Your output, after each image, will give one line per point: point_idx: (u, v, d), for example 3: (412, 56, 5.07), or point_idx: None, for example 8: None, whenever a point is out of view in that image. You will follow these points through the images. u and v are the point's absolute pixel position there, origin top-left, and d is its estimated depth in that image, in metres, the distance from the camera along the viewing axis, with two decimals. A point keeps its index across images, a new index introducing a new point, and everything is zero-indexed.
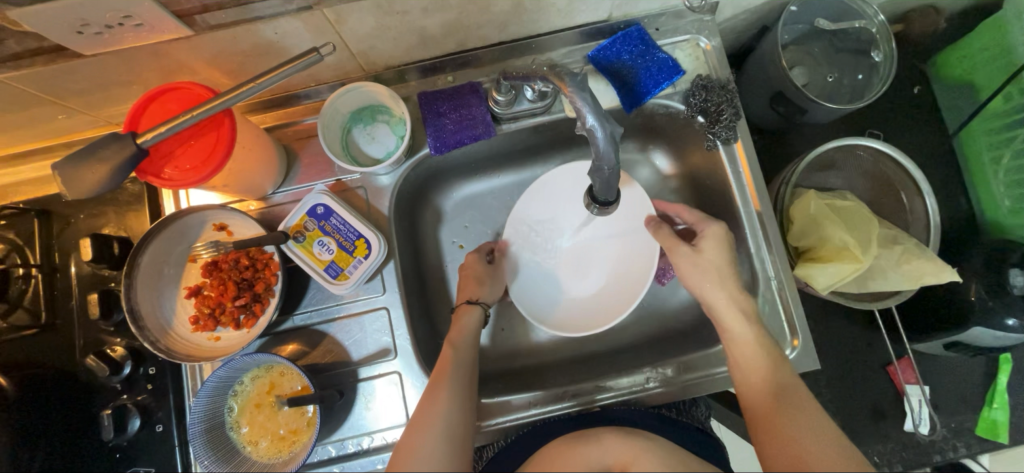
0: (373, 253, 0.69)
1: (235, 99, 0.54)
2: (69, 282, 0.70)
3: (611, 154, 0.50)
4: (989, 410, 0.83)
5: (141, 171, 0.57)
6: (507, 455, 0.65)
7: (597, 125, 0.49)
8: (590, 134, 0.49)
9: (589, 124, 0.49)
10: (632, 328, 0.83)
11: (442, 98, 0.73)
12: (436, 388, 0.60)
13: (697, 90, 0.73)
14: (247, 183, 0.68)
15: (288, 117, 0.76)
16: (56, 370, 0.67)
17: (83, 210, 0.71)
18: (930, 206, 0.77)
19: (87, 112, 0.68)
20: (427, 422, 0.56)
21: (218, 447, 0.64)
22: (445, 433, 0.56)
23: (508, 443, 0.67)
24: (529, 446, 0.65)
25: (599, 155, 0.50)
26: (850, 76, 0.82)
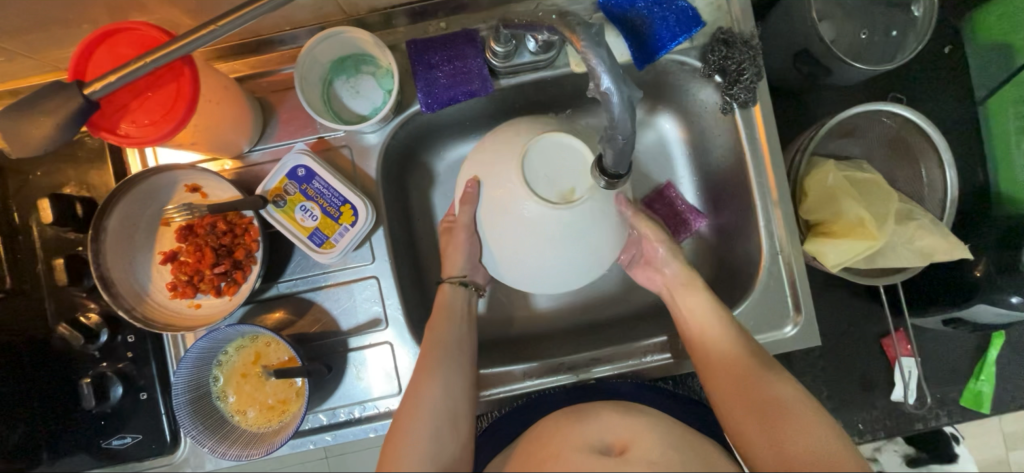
0: (360, 220, 0.64)
1: (200, 42, 0.47)
2: (32, 245, 0.65)
3: (627, 122, 0.44)
4: (975, 382, 0.84)
5: (93, 126, 0.50)
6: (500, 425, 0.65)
7: (615, 90, 0.43)
8: (605, 97, 0.44)
9: (604, 87, 0.43)
10: (631, 298, 0.80)
11: (433, 48, 0.65)
12: (428, 375, 0.57)
13: (717, 45, 0.66)
14: (218, 141, 0.62)
15: (262, 66, 0.68)
16: (28, 337, 0.64)
17: (40, 167, 0.65)
18: (950, 178, 0.73)
19: (30, 55, 0.60)
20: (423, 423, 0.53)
21: (205, 416, 0.62)
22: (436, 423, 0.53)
23: (502, 414, 0.67)
24: (523, 417, 0.65)
25: (614, 122, 0.44)
26: (884, 32, 0.74)
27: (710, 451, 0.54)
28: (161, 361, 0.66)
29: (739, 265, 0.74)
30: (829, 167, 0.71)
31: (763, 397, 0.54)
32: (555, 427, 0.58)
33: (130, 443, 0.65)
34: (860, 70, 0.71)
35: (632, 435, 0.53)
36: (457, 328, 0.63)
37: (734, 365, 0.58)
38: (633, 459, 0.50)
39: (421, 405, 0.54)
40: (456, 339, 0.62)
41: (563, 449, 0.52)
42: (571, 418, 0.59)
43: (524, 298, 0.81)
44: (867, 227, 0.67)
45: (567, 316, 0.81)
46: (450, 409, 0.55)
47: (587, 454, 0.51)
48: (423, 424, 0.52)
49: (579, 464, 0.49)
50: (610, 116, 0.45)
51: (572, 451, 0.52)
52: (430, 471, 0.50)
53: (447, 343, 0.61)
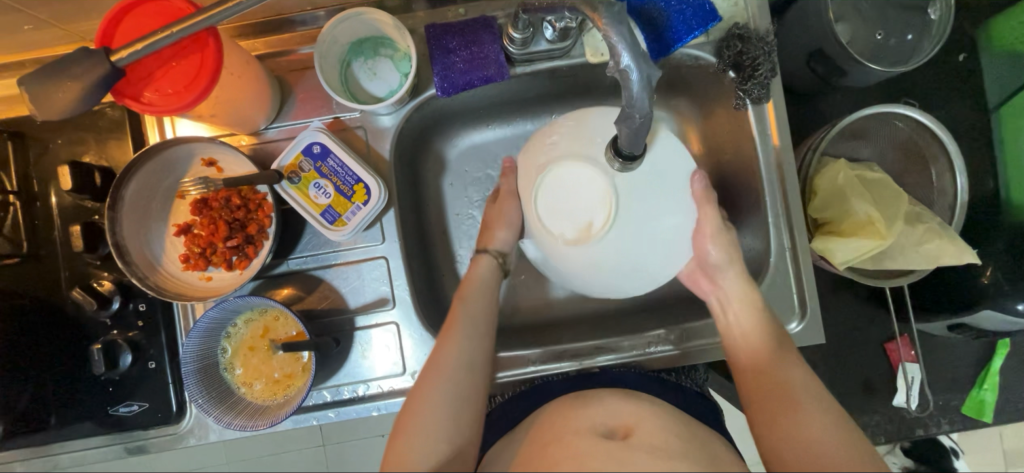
0: (373, 199, 0.65)
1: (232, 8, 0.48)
2: (50, 212, 0.66)
3: (644, 101, 0.45)
4: (979, 390, 0.84)
5: (117, 92, 0.51)
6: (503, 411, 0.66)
7: (633, 67, 0.44)
8: (623, 75, 0.45)
9: (623, 64, 0.44)
10: (637, 291, 0.81)
11: (451, 33, 0.66)
12: (450, 336, 0.59)
13: (733, 41, 0.67)
14: (236, 116, 0.62)
15: (282, 45, 0.69)
16: (42, 303, 0.65)
17: (61, 135, 0.66)
18: (960, 183, 0.73)
19: (57, 24, 0.61)
20: (435, 385, 0.55)
21: (212, 387, 0.63)
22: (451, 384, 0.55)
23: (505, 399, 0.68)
24: (525, 402, 0.65)
25: (631, 100, 0.45)
26: (899, 36, 0.75)
27: (712, 441, 0.55)
28: (170, 331, 0.67)
29: (746, 261, 0.74)
30: (840, 166, 0.71)
31: (777, 391, 0.55)
32: (559, 411, 0.58)
33: (137, 411, 0.66)
34: (874, 71, 0.71)
35: (636, 421, 0.54)
36: (478, 308, 0.63)
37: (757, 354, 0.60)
38: (638, 443, 0.50)
39: (434, 399, 0.54)
40: (478, 317, 0.62)
41: (568, 433, 0.53)
42: (576, 403, 0.59)
43: (528, 287, 0.82)
44: (876, 226, 0.67)
45: (572, 305, 0.81)
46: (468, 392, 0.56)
47: (591, 437, 0.51)
48: (437, 386, 0.55)
49: (583, 447, 0.50)
50: (627, 95, 0.46)
51: (577, 436, 0.52)
52: (438, 438, 0.52)
53: (473, 327, 0.61)
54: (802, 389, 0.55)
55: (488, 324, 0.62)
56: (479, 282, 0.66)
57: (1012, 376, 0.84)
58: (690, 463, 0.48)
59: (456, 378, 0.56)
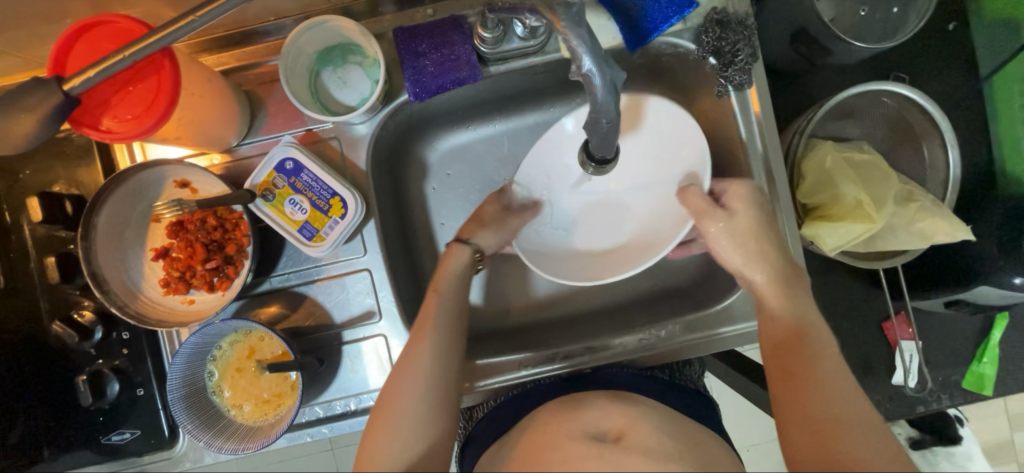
0: (350, 212, 0.63)
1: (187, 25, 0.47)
2: (23, 244, 0.65)
3: (610, 104, 0.43)
4: (977, 364, 0.83)
5: (74, 121, 0.49)
6: (498, 417, 0.65)
7: (597, 71, 0.42)
8: (588, 79, 0.42)
9: (585, 68, 0.42)
10: (630, 285, 0.80)
11: (420, 35, 0.63)
12: (410, 353, 0.57)
13: (711, 26, 0.64)
14: (204, 136, 0.61)
15: (248, 58, 0.67)
16: (25, 336, 0.64)
17: (28, 165, 0.65)
18: (952, 157, 0.71)
19: (12, 52, 0.59)
20: (399, 414, 0.53)
21: (201, 411, 0.62)
22: (415, 404, 0.54)
23: (499, 405, 0.67)
24: (519, 407, 0.65)
25: (597, 105, 0.43)
26: (884, 9, 0.72)
27: (706, 438, 0.55)
28: (156, 357, 0.66)
29: None
30: (827, 149, 0.69)
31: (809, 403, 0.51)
32: (552, 415, 0.58)
33: (129, 438, 0.66)
34: (859, 49, 0.69)
35: (629, 422, 0.54)
36: (447, 307, 0.62)
37: (782, 344, 0.57)
38: (629, 445, 0.50)
39: (400, 401, 0.54)
40: (449, 313, 0.62)
41: (559, 438, 0.52)
42: (570, 407, 0.58)
43: (517, 289, 0.81)
44: (865, 210, 0.66)
45: (566, 303, 0.80)
46: (428, 413, 0.54)
47: (584, 442, 0.51)
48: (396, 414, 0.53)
49: (574, 454, 0.49)
50: (593, 99, 0.44)
51: (569, 441, 0.51)
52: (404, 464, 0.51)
53: (441, 318, 0.61)
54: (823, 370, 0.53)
55: (458, 314, 0.62)
56: (450, 274, 0.66)
57: (1011, 348, 0.83)
58: (683, 463, 0.48)
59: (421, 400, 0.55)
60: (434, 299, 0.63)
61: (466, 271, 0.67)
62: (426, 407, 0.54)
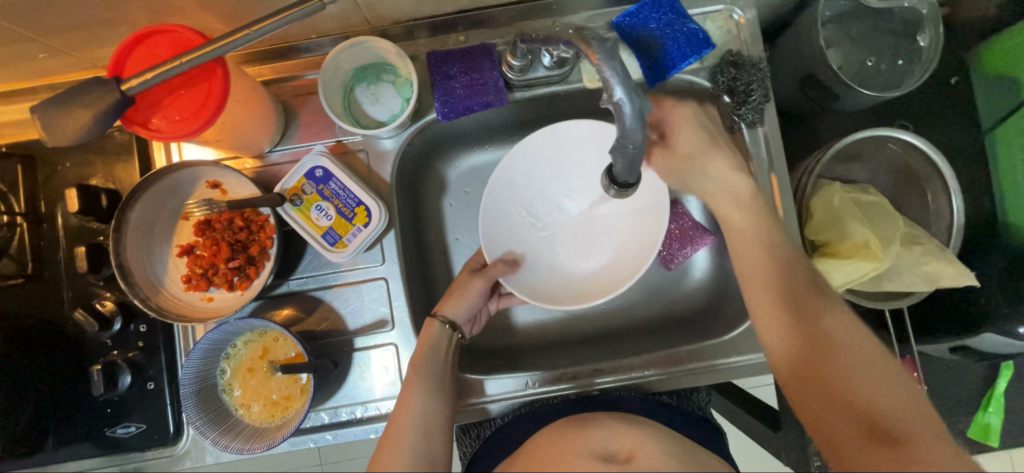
0: (373, 222, 0.65)
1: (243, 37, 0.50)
2: (56, 232, 0.67)
3: (637, 133, 0.45)
4: (984, 413, 0.84)
5: (126, 119, 0.52)
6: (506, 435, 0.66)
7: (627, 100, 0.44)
8: (617, 107, 0.45)
9: (616, 97, 0.44)
10: (637, 310, 0.81)
11: (451, 60, 0.67)
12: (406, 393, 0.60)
13: (726, 67, 0.68)
14: (240, 140, 0.64)
15: (288, 71, 0.71)
16: (44, 322, 0.66)
17: (69, 158, 0.68)
18: (956, 205, 0.74)
19: (70, 52, 0.63)
20: (398, 447, 0.55)
21: (210, 409, 0.62)
22: (414, 442, 0.56)
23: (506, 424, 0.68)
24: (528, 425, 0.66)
25: (625, 133, 0.46)
26: (890, 61, 0.76)
27: (712, 463, 0.56)
28: (170, 351, 0.67)
29: None
30: (834, 189, 0.72)
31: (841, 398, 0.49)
32: (559, 435, 0.59)
33: (133, 432, 0.66)
34: (867, 96, 0.73)
35: (636, 445, 0.55)
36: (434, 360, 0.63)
37: (801, 368, 0.53)
38: (638, 468, 0.52)
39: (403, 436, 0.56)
40: (434, 364, 0.63)
41: (567, 458, 0.54)
42: (576, 427, 0.59)
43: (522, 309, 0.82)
44: (872, 248, 0.67)
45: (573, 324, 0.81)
46: (428, 448, 0.56)
47: (593, 462, 0.53)
48: (396, 450, 0.55)
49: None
50: (622, 127, 0.46)
51: (576, 458, 0.53)
52: None
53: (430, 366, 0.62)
54: (858, 367, 0.50)
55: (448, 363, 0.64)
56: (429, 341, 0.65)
57: (1016, 400, 0.83)
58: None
59: (419, 437, 0.56)
60: (418, 361, 0.63)
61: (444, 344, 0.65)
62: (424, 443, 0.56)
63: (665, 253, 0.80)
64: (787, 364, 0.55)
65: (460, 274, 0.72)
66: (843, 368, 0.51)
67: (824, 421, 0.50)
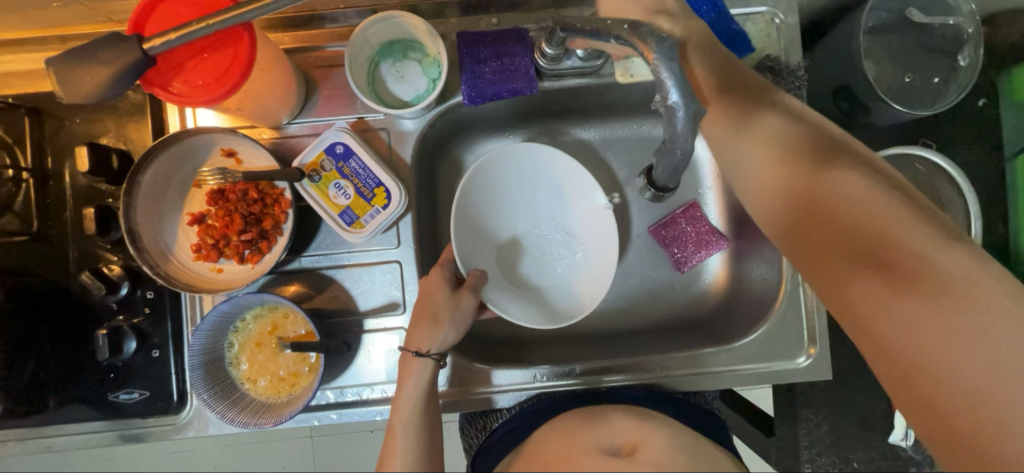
0: (393, 204, 0.64)
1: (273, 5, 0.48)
2: (62, 190, 0.65)
3: (688, 137, 0.45)
4: None
5: (146, 80, 0.50)
6: (511, 424, 0.67)
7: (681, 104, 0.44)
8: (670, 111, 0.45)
9: (671, 100, 0.44)
10: (648, 312, 0.80)
11: (482, 42, 0.65)
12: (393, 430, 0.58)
13: (763, 72, 0.66)
14: (260, 110, 0.62)
15: (309, 40, 0.68)
16: (49, 282, 0.64)
17: (78, 115, 0.65)
18: (975, 227, 0.75)
19: (85, 3, 0.60)
20: None
21: (217, 382, 0.61)
22: None
23: (515, 416, 0.67)
24: (534, 419, 0.65)
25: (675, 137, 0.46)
26: (926, 79, 0.75)
27: (720, 458, 0.55)
28: (176, 320, 0.67)
29: (757, 291, 0.75)
30: None
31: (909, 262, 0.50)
32: (566, 428, 0.58)
33: (137, 399, 0.65)
34: (899, 112, 0.72)
35: (642, 438, 0.54)
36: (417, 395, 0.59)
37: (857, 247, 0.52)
38: (641, 460, 0.50)
39: None
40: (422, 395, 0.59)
41: (574, 452, 0.53)
42: (584, 420, 0.59)
43: None
44: None
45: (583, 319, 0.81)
46: None
47: (599, 457, 0.51)
48: None
49: (589, 465, 0.50)
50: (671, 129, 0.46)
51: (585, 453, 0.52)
52: None
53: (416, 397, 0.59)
54: (934, 256, 0.50)
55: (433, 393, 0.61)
56: (413, 388, 0.59)
57: None
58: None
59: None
60: (403, 392, 0.59)
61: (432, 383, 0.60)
62: None
63: (679, 256, 0.79)
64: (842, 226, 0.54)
65: (435, 288, 0.63)
66: (905, 242, 0.51)
67: (901, 336, 0.49)
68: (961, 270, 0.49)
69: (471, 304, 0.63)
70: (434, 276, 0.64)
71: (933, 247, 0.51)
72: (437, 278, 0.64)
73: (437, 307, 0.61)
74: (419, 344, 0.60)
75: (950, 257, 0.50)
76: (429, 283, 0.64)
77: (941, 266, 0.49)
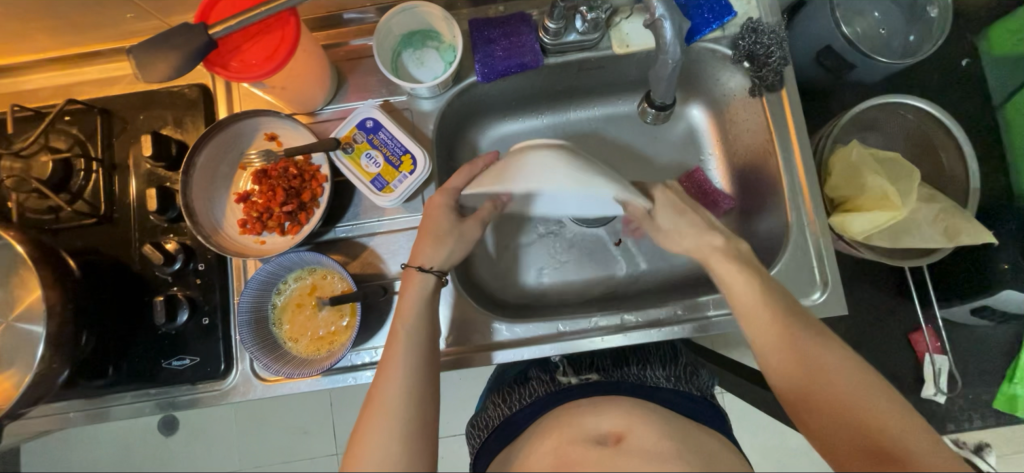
0: (418, 169, 0.71)
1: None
2: (127, 177, 0.73)
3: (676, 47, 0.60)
4: (1010, 385, 0.83)
5: (208, 62, 0.59)
6: (523, 415, 0.69)
7: (666, 17, 0.59)
8: (658, 23, 0.60)
9: (658, 15, 0.59)
10: (662, 271, 0.85)
11: (492, 26, 0.74)
12: (391, 349, 0.58)
13: (747, 33, 0.73)
14: (301, 93, 0.71)
15: (340, 38, 0.78)
16: (112, 259, 0.71)
17: (142, 112, 0.74)
18: (971, 169, 0.77)
19: (153, 14, 0.70)
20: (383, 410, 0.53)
21: (261, 338, 0.67)
22: (403, 392, 0.55)
23: (527, 404, 0.70)
24: (546, 405, 0.68)
25: (667, 49, 0.61)
26: (902, 36, 0.81)
27: (710, 445, 0.57)
28: (224, 290, 0.72)
29: (765, 241, 0.78)
30: (854, 146, 0.75)
31: (838, 406, 0.49)
32: (558, 420, 0.62)
33: (187, 365, 0.70)
34: (882, 65, 0.77)
35: (628, 425, 0.57)
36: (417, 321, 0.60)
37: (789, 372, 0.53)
38: (628, 448, 0.53)
39: (387, 396, 0.54)
40: (421, 318, 0.61)
41: (564, 442, 0.56)
42: (577, 411, 0.62)
43: (550, 269, 0.85)
44: (891, 199, 0.70)
45: (600, 282, 0.85)
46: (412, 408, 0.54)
47: (586, 445, 0.55)
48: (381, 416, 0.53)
49: (582, 457, 0.53)
50: (663, 43, 0.61)
51: (572, 448, 0.55)
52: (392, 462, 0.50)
53: (416, 319, 0.61)
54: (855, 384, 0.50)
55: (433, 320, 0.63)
56: (413, 305, 0.62)
57: None
58: (685, 466, 0.51)
59: (405, 390, 0.55)
60: (404, 314, 0.61)
61: (433, 296, 0.64)
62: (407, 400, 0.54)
63: None
64: (779, 364, 0.54)
65: (436, 210, 0.68)
66: (831, 375, 0.51)
67: (812, 401, 0.51)
68: (858, 388, 0.50)
69: (473, 230, 0.69)
70: (436, 197, 0.69)
71: (885, 408, 0.48)
72: (441, 202, 0.69)
73: (437, 228, 0.67)
74: (418, 258, 0.65)
75: (853, 388, 0.50)
76: (433, 209, 0.69)
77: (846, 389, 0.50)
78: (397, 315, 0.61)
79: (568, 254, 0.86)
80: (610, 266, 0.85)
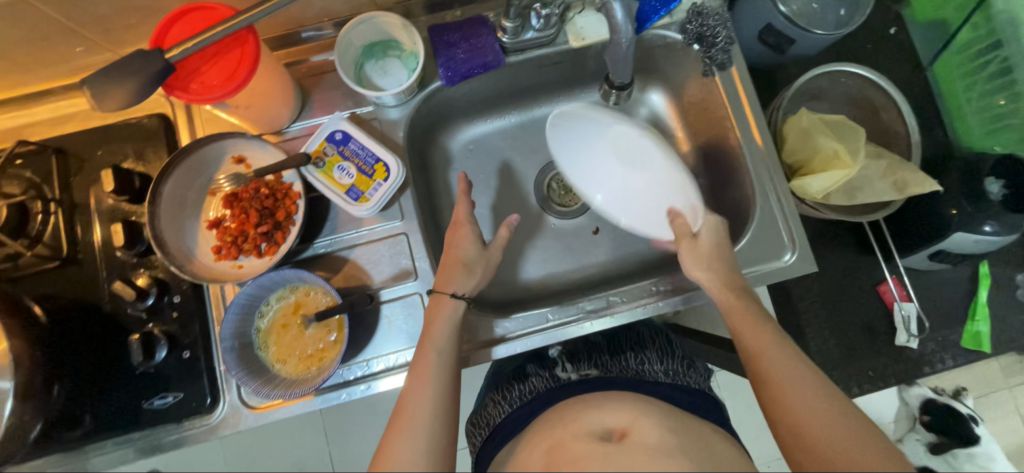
0: (392, 176, 0.72)
1: (251, 17, 0.54)
2: (89, 215, 0.70)
3: (628, 27, 0.65)
4: (972, 323, 0.89)
5: (168, 86, 0.58)
6: (523, 413, 0.69)
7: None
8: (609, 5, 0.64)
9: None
10: (641, 252, 0.87)
11: (451, 30, 0.76)
12: (422, 361, 0.60)
13: (693, 17, 0.77)
14: (267, 112, 0.70)
15: (300, 55, 0.78)
16: (82, 301, 0.68)
17: (100, 147, 0.72)
18: (911, 124, 0.82)
19: (103, 45, 0.68)
20: (412, 423, 0.55)
21: (249, 363, 0.65)
22: (432, 405, 0.56)
23: (524, 404, 0.71)
24: (546, 400, 0.69)
25: (620, 31, 0.65)
26: (834, 10, 0.87)
27: (707, 432, 0.58)
28: (204, 321, 0.70)
29: (734, 212, 0.81)
30: (803, 113, 0.80)
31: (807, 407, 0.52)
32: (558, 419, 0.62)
33: (171, 402, 0.67)
34: (819, 36, 0.84)
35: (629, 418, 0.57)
36: (444, 340, 0.62)
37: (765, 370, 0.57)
38: (630, 442, 0.54)
39: (416, 413, 0.56)
40: (451, 334, 0.64)
41: (565, 440, 0.56)
42: (575, 409, 0.62)
43: (534, 263, 0.86)
44: (842, 158, 0.75)
45: (582, 270, 0.86)
46: (439, 418, 0.56)
47: (589, 440, 0.55)
48: (409, 430, 0.54)
49: (583, 451, 0.53)
50: (616, 24, 0.65)
51: (576, 442, 0.55)
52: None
53: (446, 337, 0.63)
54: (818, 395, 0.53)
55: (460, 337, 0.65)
56: (445, 324, 0.64)
57: (999, 306, 0.90)
58: (683, 453, 0.51)
59: (433, 403, 0.56)
60: (433, 332, 0.63)
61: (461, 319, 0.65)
62: (435, 414, 0.56)
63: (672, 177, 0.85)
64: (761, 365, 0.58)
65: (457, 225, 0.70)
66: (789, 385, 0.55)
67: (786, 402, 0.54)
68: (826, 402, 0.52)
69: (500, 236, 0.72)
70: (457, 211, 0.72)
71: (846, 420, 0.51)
72: (464, 234, 0.70)
73: (461, 258, 0.68)
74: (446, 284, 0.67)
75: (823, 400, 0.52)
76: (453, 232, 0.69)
77: (826, 415, 0.51)
78: (425, 333, 0.63)
79: (548, 248, 0.87)
80: (590, 254, 0.87)
